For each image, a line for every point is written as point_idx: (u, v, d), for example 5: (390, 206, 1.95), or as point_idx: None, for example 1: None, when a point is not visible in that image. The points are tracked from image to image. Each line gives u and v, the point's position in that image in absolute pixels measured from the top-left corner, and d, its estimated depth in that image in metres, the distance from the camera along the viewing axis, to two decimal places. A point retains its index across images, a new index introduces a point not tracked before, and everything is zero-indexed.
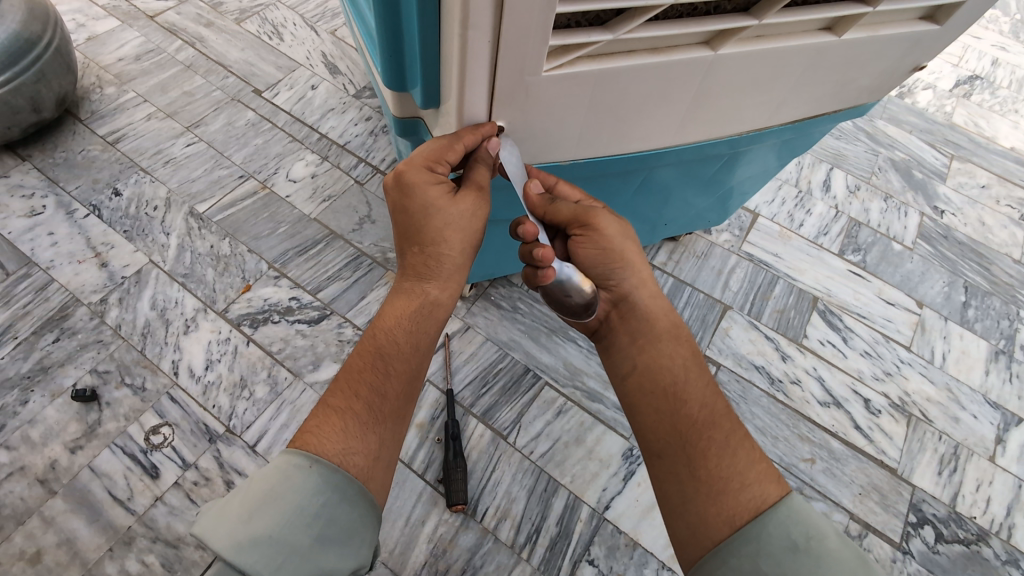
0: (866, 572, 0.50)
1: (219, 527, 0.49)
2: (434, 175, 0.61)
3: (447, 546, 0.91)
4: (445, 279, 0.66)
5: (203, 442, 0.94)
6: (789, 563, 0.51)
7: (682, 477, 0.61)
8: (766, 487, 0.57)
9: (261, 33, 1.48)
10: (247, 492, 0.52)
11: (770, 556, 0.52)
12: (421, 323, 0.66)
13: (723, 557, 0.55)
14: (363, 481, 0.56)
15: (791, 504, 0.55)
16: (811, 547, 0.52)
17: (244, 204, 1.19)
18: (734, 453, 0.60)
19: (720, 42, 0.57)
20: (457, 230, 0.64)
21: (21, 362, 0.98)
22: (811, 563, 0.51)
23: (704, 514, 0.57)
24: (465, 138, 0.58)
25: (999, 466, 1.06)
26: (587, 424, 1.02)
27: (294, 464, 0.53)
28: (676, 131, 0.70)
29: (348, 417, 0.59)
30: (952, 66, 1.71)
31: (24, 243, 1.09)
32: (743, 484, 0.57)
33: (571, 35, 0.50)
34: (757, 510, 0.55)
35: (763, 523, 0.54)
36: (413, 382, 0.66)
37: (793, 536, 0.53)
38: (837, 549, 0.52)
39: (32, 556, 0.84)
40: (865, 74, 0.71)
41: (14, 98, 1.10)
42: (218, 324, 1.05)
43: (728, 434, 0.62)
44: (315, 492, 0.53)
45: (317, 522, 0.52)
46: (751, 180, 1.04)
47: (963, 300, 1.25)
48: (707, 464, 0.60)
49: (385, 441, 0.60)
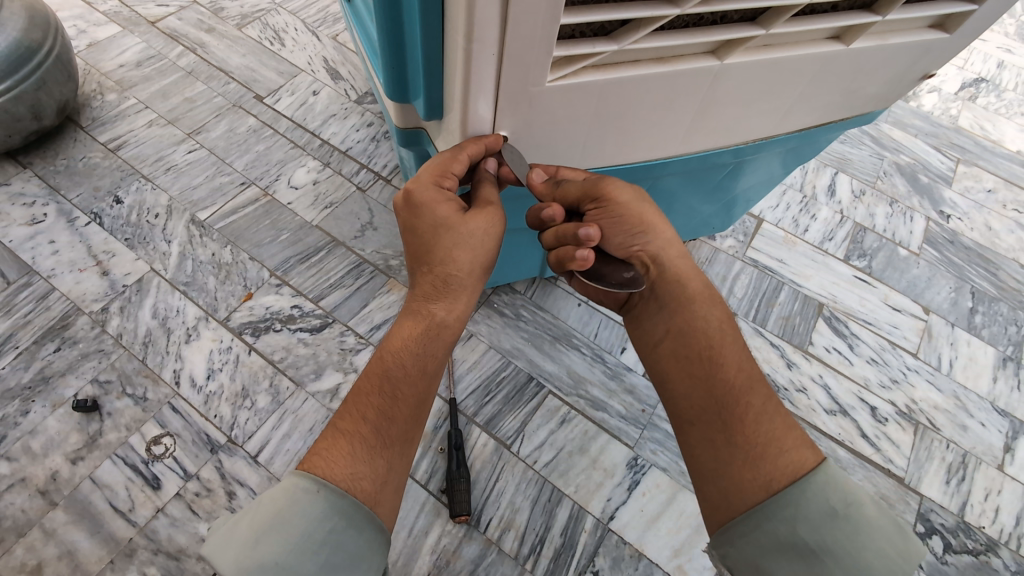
0: (902, 539, 0.51)
1: (228, 552, 0.49)
2: (443, 191, 0.61)
3: (451, 557, 0.90)
4: (453, 299, 0.64)
5: (205, 452, 0.93)
6: (829, 529, 0.52)
7: (724, 443, 0.60)
8: (801, 453, 0.57)
9: (262, 38, 1.47)
10: (254, 515, 0.51)
11: (807, 521, 0.53)
12: (429, 345, 0.64)
13: (756, 520, 0.55)
14: (371, 505, 0.55)
15: (831, 472, 0.55)
16: (849, 514, 0.52)
17: (246, 212, 1.19)
18: (768, 422, 0.60)
19: (726, 51, 0.56)
20: (466, 249, 0.62)
21: (22, 372, 0.97)
22: (849, 530, 0.51)
23: (745, 478, 0.57)
24: (468, 149, 0.58)
25: (1007, 475, 1.05)
26: (591, 433, 1.01)
27: (301, 488, 0.53)
28: (681, 140, 0.69)
29: (355, 441, 0.58)
30: (957, 69, 1.70)
31: (25, 251, 1.09)
32: (779, 449, 0.58)
33: (575, 46, 0.50)
34: (796, 477, 0.55)
35: (802, 490, 0.54)
36: (421, 407, 0.64)
37: (830, 503, 0.53)
38: (874, 517, 0.52)
39: (33, 568, 0.83)
40: (872, 82, 0.70)
41: (15, 107, 1.10)
42: (219, 333, 1.04)
43: (761, 406, 0.60)
44: (322, 519, 0.52)
45: (323, 549, 0.51)
46: (756, 187, 1.03)
47: (970, 306, 1.24)
48: (742, 429, 0.60)
49: (394, 465, 0.60)
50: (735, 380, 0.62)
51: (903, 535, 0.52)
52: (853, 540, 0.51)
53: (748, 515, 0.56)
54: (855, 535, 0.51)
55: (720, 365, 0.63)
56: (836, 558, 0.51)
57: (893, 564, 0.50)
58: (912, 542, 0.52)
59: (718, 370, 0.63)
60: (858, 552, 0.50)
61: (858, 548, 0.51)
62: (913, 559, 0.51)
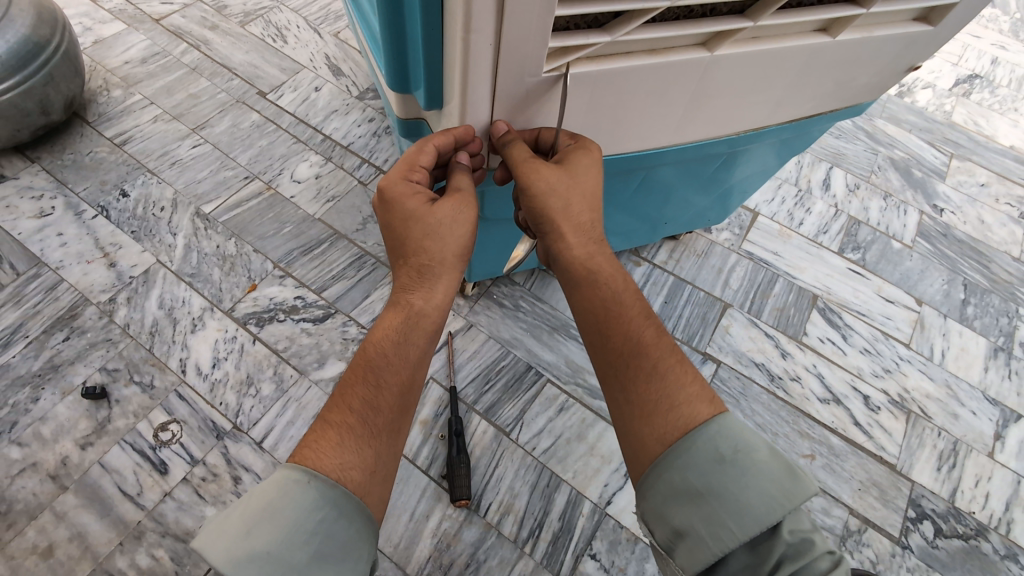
0: (795, 482, 0.48)
1: (221, 540, 0.50)
2: (411, 183, 0.62)
3: (452, 540, 0.92)
4: (429, 287, 0.63)
5: (211, 438, 0.95)
6: (715, 474, 0.49)
7: (625, 396, 0.57)
8: (695, 407, 0.53)
9: (265, 35, 1.49)
10: (248, 505, 0.52)
11: (696, 467, 0.50)
12: (409, 334, 0.63)
13: (656, 474, 0.52)
14: (361, 496, 0.56)
15: (726, 420, 0.52)
16: (738, 458, 0.50)
17: (250, 205, 1.21)
18: (663, 376, 0.55)
19: (715, 43, 0.58)
20: (437, 240, 0.62)
21: (32, 361, 1.00)
22: (735, 473, 0.49)
23: (645, 432, 0.54)
24: (432, 141, 0.61)
25: (997, 462, 1.07)
26: (589, 420, 1.04)
27: (292, 479, 0.53)
28: (674, 130, 0.71)
29: (343, 432, 0.58)
30: (952, 66, 1.72)
31: (34, 243, 1.11)
32: (672, 405, 0.54)
33: (569, 37, 0.52)
34: (688, 428, 0.52)
35: (691, 440, 0.51)
36: (408, 395, 0.63)
37: (719, 448, 0.50)
38: (764, 461, 0.50)
39: (45, 549, 0.85)
40: (859, 75, 0.72)
41: (24, 101, 1.12)
42: (225, 323, 1.06)
43: (658, 361, 0.57)
44: (313, 510, 0.53)
45: (314, 539, 0.52)
46: (750, 178, 1.05)
47: (962, 298, 1.26)
48: (639, 390, 0.56)
49: (382, 454, 0.59)
50: (634, 332, 0.59)
51: (794, 477, 0.49)
52: (737, 482, 0.49)
53: (648, 468, 0.53)
54: (740, 477, 0.49)
55: (623, 322, 0.60)
56: (720, 501, 0.48)
57: (776, 502, 0.48)
58: (803, 482, 0.48)
59: (621, 325, 0.60)
60: (741, 493, 0.48)
61: (743, 490, 0.48)
62: (801, 497, 0.48)
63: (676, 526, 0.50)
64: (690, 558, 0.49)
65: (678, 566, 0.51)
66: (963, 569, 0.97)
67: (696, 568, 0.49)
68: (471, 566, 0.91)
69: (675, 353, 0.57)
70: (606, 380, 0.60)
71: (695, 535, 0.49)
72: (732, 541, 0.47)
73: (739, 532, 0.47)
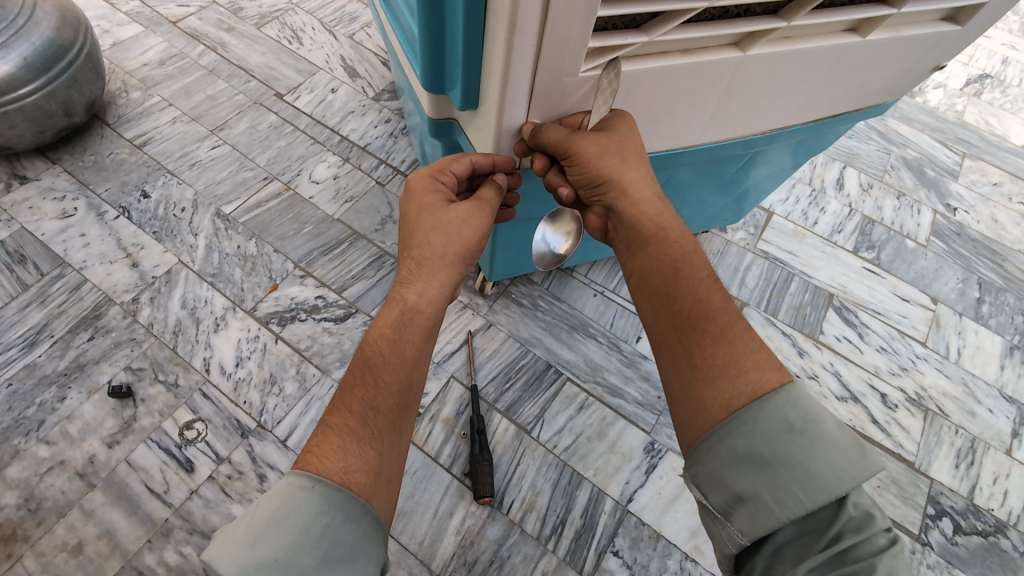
0: (864, 453, 0.49)
1: (227, 550, 0.48)
2: (436, 184, 0.64)
3: (475, 537, 0.93)
4: (426, 282, 0.61)
5: (236, 437, 0.96)
6: (784, 441, 0.50)
7: (688, 360, 0.56)
8: (763, 375, 0.53)
9: (281, 37, 1.50)
10: (253, 513, 0.50)
11: (765, 434, 0.50)
12: (404, 331, 0.60)
13: (718, 437, 0.52)
14: (367, 499, 0.53)
15: (796, 389, 0.52)
16: (807, 428, 0.50)
17: (269, 206, 1.22)
18: (731, 342, 0.55)
19: (749, 43, 0.59)
20: (443, 235, 0.62)
21: (58, 360, 1.00)
22: (803, 443, 0.50)
23: (709, 396, 0.54)
24: (471, 157, 0.65)
25: (1015, 460, 1.08)
26: (609, 419, 1.04)
27: (298, 484, 0.51)
28: (702, 130, 0.72)
29: (344, 433, 0.55)
30: (962, 66, 1.73)
31: (57, 244, 1.12)
32: (739, 371, 0.54)
33: (608, 39, 0.53)
34: (758, 395, 0.52)
35: (760, 407, 0.51)
36: (407, 395, 0.59)
37: (788, 417, 0.51)
38: (833, 432, 0.50)
39: (74, 546, 0.86)
40: (884, 75, 0.73)
41: (47, 103, 1.13)
42: (247, 323, 1.07)
43: (726, 326, 0.56)
44: (319, 513, 0.50)
45: (322, 543, 0.49)
46: (767, 179, 1.06)
47: (977, 296, 1.26)
48: (704, 354, 0.55)
49: (386, 455, 0.56)
50: (700, 296, 0.58)
51: (862, 450, 0.49)
52: (806, 451, 0.49)
53: (707, 433, 0.53)
54: (808, 446, 0.49)
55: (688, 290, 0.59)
56: (788, 468, 0.49)
57: (846, 473, 0.48)
58: (871, 455, 0.49)
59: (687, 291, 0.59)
60: (809, 462, 0.49)
61: (812, 459, 0.49)
62: (870, 470, 0.48)
63: (739, 491, 0.51)
64: (751, 522, 0.50)
65: (735, 529, 0.52)
66: (982, 566, 0.97)
67: (758, 532, 0.50)
68: (495, 563, 0.91)
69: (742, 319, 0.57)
70: (666, 346, 0.59)
71: (759, 501, 0.50)
72: (797, 507, 0.48)
73: (807, 500, 0.48)
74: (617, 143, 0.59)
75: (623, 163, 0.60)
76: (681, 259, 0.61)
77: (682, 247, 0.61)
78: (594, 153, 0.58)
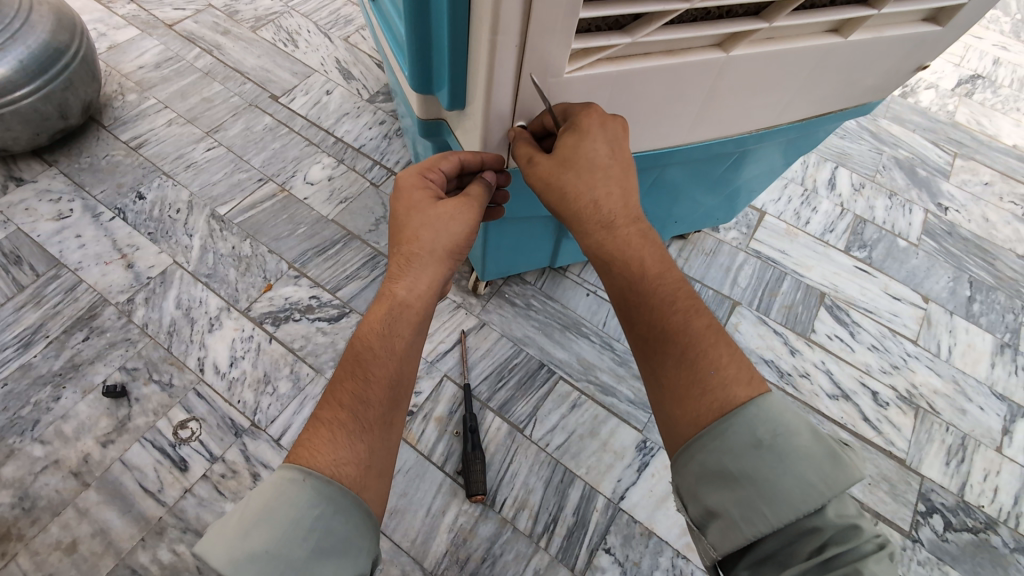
0: (836, 465, 0.49)
1: (218, 542, 0.48)
2: (425, 181, 0.65)
3: (468, 535, 0.93)
4: (415, 277, 0.62)
5: (230, 436, 0.97)
6: (752, 460, 0.49)
7: (657, 376, 0.56)
8: (731, 391, 0.52)
9: (277, 40, 1.51)
10: (245, 505, 0.51)
11: (732, 452, 0.50)
12: (394, 326, 0.61)
13: (690, 453, 0.52)
14: (358, 491, 0.54)
15: (765, 403, 0.51)
16: (776, 444, 0.50)
17: (264, 207, 1.23)
18: (697, 359, 0.54)
19: (731, 43, 0.60)
20: (432, 230, 0.63)
21: (52, 360, 1.01)
22: (771, 459, 0.49)
23: (677, 414, 0.54)
24: (461, 155, 0.66)
25: (1006, 457, 1.08)
26: (601, 417, 1.05)
27: (288, 477, 0.52)
28: (688, 129, 0.73)
29: (334, 427, 0.56)
30: (954, 66, 1.74)
31: (53, 245, 1.13)
32: (704, 388, 0.53)
33: (590, 40, 0.54)
34: (727, 410, 0.51)
35: (726, 425, 0.51)
36: (397, 388, 0.60)
37: (757, 433, 0.50)
38: (804, 446, 0.49)
39: (68, 545, 0.87)
40: (868, 75, 0.74)
41: (43, 106, 1.14)
42: (241, 323, 1.08)
43: (692, 343, 0.55)
44: (310, 506, 0.51)
45: (313, 534, 0.50)
46: (757, 178, 1.06)
47: (968, 295, 1.27)
48: (668, 371, 0.55)
49: (376, 448, 0.57)
50: (670, 312, 0.56)
51: (836, 463, 0.49)
52: (774, 469, 0.49)
53: (680, 449, 0.54)
54: (777, 463, 0.49)
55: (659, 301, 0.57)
56: (755, 486, 0.49)
57: (814, 489, 0.48)
58: (845, 468, 0.48)
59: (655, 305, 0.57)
60: (777, 480, 0.49)
61: (780, 477, 0.49)
62: (841, 484, 0.48)
63: (711, 506, 0.51)
64: (726, 537, 0.50)
65: (709, 542, 0.53)
66: (973, 562, 0.98)
67: (729, 547, 0.50)
68: (487, 560, 0.92)
69: (717, 334, 0.55)
70: (638, 356, 0.59)
71: (728, 517, 0.50)
72: (767, 524, 0.48)
73: (775, 517, 0.48)
74: (576, 159, 0.57)
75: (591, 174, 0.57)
76: (651, 274, 0.58)
77: (651, 262, 0.59)
78: (550, 166, 0.58)
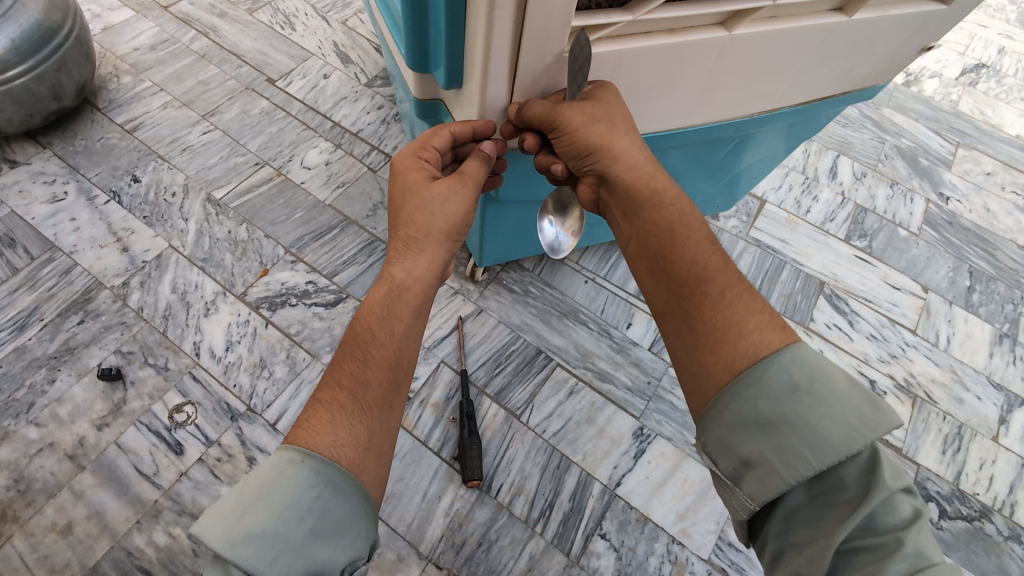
0: (875, 411, 0.48)
1: (216, 523, 0.48)
2: (420, 161, 0.64)
3: (463, 520, 0.93)
4: (414, 258, 0.62)
5: (225, 420, 0.97)
6: (788, 402, 0.49)
7: (690, 325, 0.56)
8: (766, 335, 0.52)
9: (274, 23, 1.49)
10: (243, 487, 0.50)
11: (768, 396, 0.50)
12: (392, 307, 0.60)
13: (723, 403, 0.52)
14: (356, 473, 0.53)
15: (800, 349, 0.51)
16: (814, 388, 0.49)
17: (260, 190, 1.22)
18: (732, 303, 0.54)
19: (734, 22, 0.58)
20: (427, 212, 0.62)
21: (47, 343, 1.00)
22: (810, 403, 0.48)
23: (710, 361, 0.53)
24: (450, 127, 0.64)
25: (1002, 446, 1.08)
26: (598, 404, 1.05)
27: (286, 459, 0.51)
28: (689, 111, 0.71)
29: (333, 409, 0.55)
30: (958, 55, 1.72)
31: (47, 228, 1.12)
32: (742, 332, 0.53)
33: (592, 17, 0.52)
34: (759, 357, 0.51)
35: (764, 368, 0.50)
36: (397, 371, 0.59)
37: (793, 378, 0.50)
38: (844, 390, 0.49)
39: (64, 527, 0.86)
40: (872, 58, 0.73)
41: (36, 86, 1.13)
42: (237, 307, 1.07)
43: (726, 286, 0.55)
44: (308, 487, 0.50)
45: (310, 515, 0.49)
46: (758, 164, 1.05)
47: (968, 285, 1.27)
48: (705, 313, 0.55)
49: (376, 431, 0.56)
50: (698, 259, 0.57)
51: (874, 407, 0.48)
52: (812, 412, 0.48)
53: (713, 399, 0.53)
54: (815, 406, 0.48)
55: (684, 252, 0.58)
56: (793, 430, 0.48)
57: (857, 434, 0.47)
58: (884, 412, 0.47)
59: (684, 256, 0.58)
60: (817, 423, 0.48)
61: (819, 418, 0.48)
62: (882, 427, 0.47)
63: (746, 455, 0.50)
64: (759, 487, 0.49)
65: (744, 495, 0.51)
66: (967, 550, 0.98)
67: (767, 495, 0.49)
68: (483, 545, 0.92)
69: (741, 281, 0.56)
70: (670, 313, 0.58)
71: (765, 463, 0.49)
72: (805, 469, 0.47)
73: (813, 460, 0.47)
74: (602, 111, 0.57)
75: (611, 130, 0.58)
76: (682, 223, 0.59)
77: (677, 210, 0.60)
78: (581, 123, 0.57)
